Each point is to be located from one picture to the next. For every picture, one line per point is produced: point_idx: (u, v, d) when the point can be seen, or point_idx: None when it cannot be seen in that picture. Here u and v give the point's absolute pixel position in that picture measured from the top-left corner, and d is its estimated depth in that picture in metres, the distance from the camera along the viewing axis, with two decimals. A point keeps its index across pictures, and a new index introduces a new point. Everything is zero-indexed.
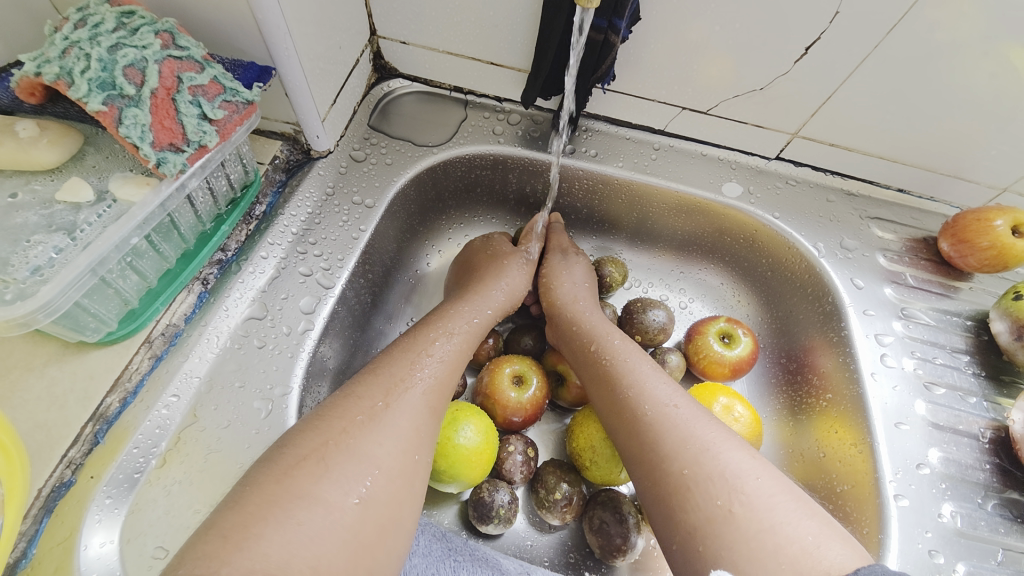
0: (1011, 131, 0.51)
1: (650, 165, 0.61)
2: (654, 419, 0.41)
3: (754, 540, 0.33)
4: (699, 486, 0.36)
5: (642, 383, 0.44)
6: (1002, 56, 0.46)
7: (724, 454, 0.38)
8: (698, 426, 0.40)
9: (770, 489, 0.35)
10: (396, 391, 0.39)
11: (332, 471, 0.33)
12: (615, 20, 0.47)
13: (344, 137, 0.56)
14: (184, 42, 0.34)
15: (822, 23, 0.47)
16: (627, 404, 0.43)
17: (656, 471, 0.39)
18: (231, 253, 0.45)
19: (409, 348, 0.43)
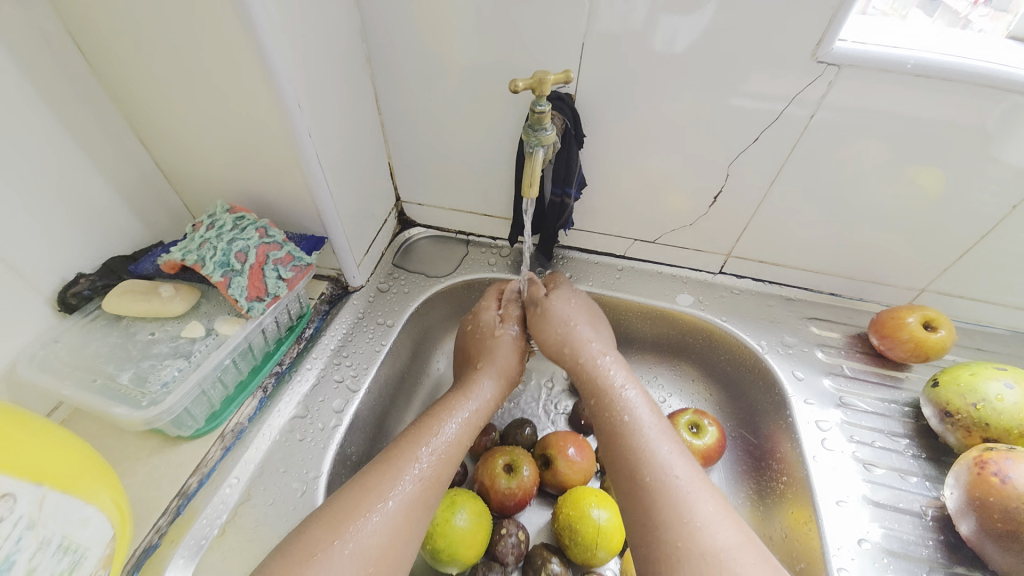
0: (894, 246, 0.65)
1: (615, 283, 0.76)
2: (659, 490, 0.48)
3: None
4: (691, 558, 0.44)
5: (651, 450, 0.51)
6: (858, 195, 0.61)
7: (716, 530, 0.45)
8: (697, 501, 0.47)
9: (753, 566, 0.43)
10: (394, 483, 0.49)
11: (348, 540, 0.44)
12: (566, 188, 0.65)
13: (373, 274, 0.73)
14: (272, 231, 0.53)
15: (720, 179, 0.64)
16: (637, 469, 0.51)
17: (651, 535, 0.46)
18: (285, 366, 0.59)
19: (416, 441, 0.53)
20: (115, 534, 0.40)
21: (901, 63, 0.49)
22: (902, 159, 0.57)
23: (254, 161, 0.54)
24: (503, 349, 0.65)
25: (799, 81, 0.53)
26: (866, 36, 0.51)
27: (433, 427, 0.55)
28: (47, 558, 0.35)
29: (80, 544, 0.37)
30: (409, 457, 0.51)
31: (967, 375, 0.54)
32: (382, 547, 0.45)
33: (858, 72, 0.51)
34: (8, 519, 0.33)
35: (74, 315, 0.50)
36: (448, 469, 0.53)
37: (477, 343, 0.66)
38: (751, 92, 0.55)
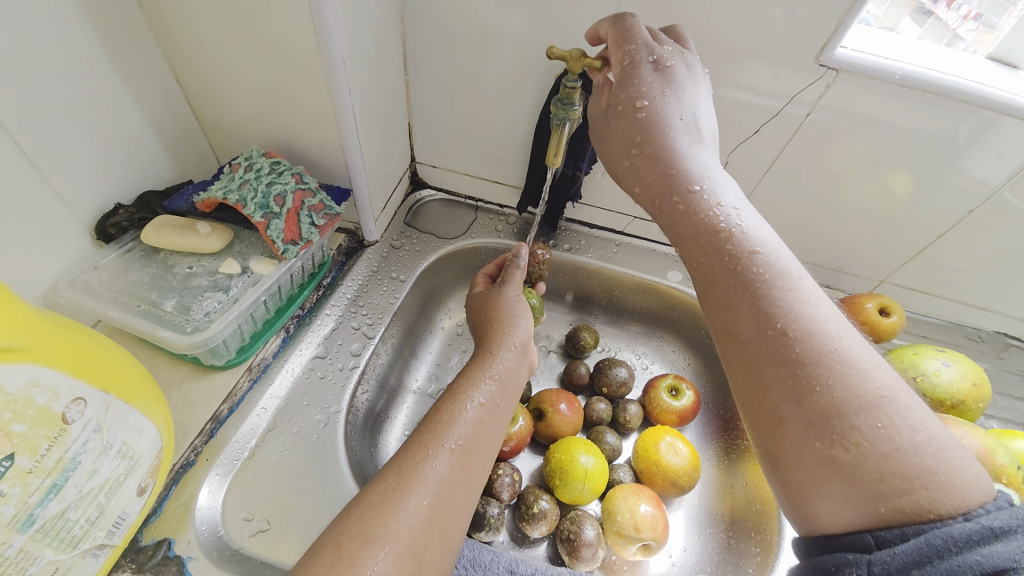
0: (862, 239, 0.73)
1: (613, 256, 0.81)
2: (769, 347, 0.39)
3: (857, 477, 0.35)
4: (799, 428, 0.37)
5: (753, 289, 0.40)
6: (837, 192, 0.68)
7: (856, 390, 0.36)
8: (829, 359, 0.37)
9: (904, 414, 0.36)
10: (435, 442, 0.44)
11: (404, 495, 0.40)
12: (579, 162, 0.69)
13: (386, 231, 0.77)
14: (307, 179, 0.56)
15: (719, 167, 0.70)
16: (734, 316, 0.41)
17: (756, 400, 0.40)
18: (306, 310, 0.63)
19: (455, 394, 0.48)
20: (162, 447, 0.43)
21: (890, 74, 0.55)
22: (884, 162, 0.64)
23: (290, 110, 0.56)
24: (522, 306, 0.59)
25: (800, 83, 0.59)
26: (865, 46, 0.56)
27: (473, 372, 0.51)
28: (107, 462, 0.38)
29: (136, 452, 0.40)
30: (458, 403, 0.47)
31: (911, 354, 0.62)
32: (438, 506, 0.41)
33: (852, 79, 0.57)
34: (79, 421, 0.36)
35: (109, 246, 0.52)
36: (495, 421, 0.48)
37: (498, 306, 0.59)
38: (759, 87, 0.60)
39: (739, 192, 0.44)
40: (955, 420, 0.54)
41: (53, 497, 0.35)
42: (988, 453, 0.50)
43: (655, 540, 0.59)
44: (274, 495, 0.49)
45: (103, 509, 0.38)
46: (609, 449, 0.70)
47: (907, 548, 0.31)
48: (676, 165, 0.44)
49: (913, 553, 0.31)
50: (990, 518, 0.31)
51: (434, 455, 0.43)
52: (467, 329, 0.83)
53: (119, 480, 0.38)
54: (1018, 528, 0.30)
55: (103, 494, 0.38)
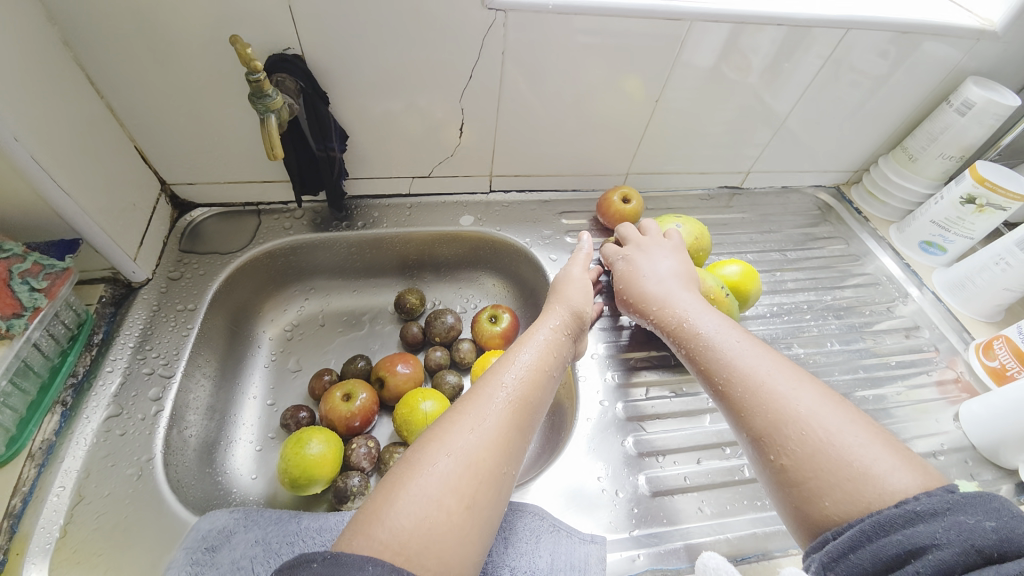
0: (597, 144, 0.86)
1: (407, 219, 0.86)
2: (724, 394, 0.53)
3: (804, 482, 0.44)
4: (764, 441, 0.48)
5: (709, 343, 0.57)
6: (560, 111, 0.79)
7: (784, 409, 0.48)
8: (767, 388, 0.50)
9: (827, 423, 0.46)
10: (515, 395, 0.50)
11: (477, 424, 0.46)
12: (329, 144, 0.72)
13: (159, 266, 0.72)
14: (6, 246, 0.51)
15: (459, 114, 0.76)
16: (712, 368, 0.55)
17: (740, 420, 0.51)
18: (82, 375, 0.59)
19: (508, 356, 0.56)
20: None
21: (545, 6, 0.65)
22: (583, 78, 0.75)
23: None
24: (580, 280, 0.68)
25: (483, 27, 0.66)
26: None
27: (531, 332, 0.59)
28: None
29: None
30: (511, 360, 0.54)
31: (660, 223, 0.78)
32: (502, 439, 0.46)
33: (522, 15, 0.65)
34: None
35: None
36: (545, 376, 0.55)
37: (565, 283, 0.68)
38: (453, 37, 0.66)
39: (706, 306, 0.61)
40: (694, 264, 0.70)
41: None
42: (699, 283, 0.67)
43: None
44: (103, 557, 0.49)
45: None
46: (449, 388, 0.78)
47: (847, 537, 0.39)
48: (661, 298, 0.64)
49: (851, 540, 0.39)
50: (918, 504, 0.38)
51: (501, 394, 0.50)
52: (295, 331, 0.84)
53: None
54: (943, 511, 0.37)
55: None
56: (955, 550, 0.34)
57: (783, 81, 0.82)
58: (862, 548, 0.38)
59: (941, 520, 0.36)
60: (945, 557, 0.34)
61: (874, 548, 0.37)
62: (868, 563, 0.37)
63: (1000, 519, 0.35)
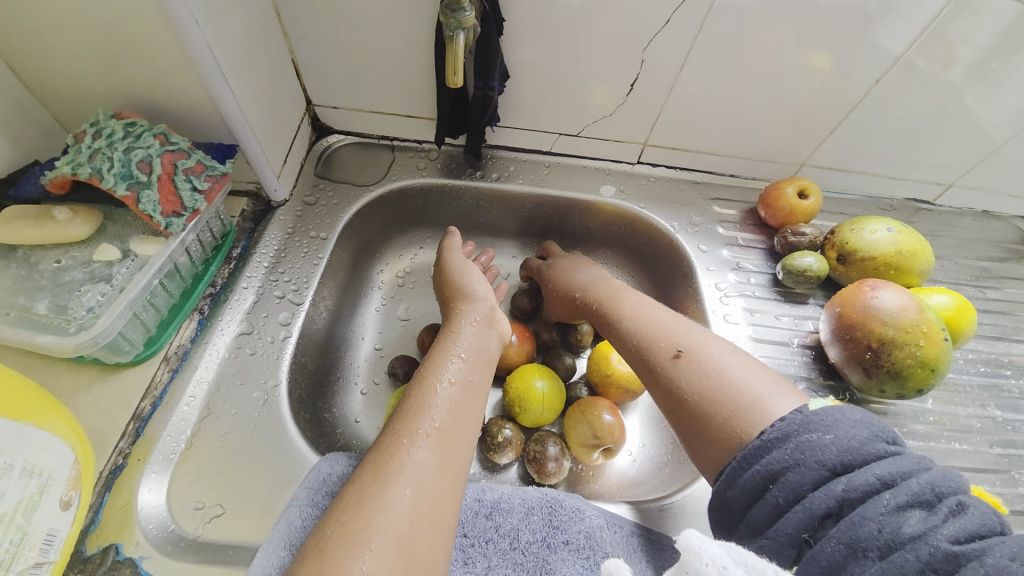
0: (780, 125, 0.73)
1: (544, 179, 0.78)
2: (632, 355, 0.54)
3: (705, 425, 0.44)
4: (670, 399, 0.48)
5: (628, 310, 0.58)
6: (754, 79, 0.67)
7: (682, 359, 0.49)
8: (656, 350, 0.51)
9: (719, 362, 0.47)
10: (432, 428, 0.44)
11: (395, 482, 0.40)
12: (490, 82, 0.64)
13: (296, 188, 0.70)
14: (174, 138, 0.48)
15: (635, 66, 0.66)
16: (624, 336, 0.56)
17: (649, 380, 0.51)
18: (219, 287, 0.58)
19: (425, 380, 0.49)
20: (76, 458, 0.40)
21: None
22: (800, 40, 0.62)
23: (134, 59, 0.48)
24: (477, 279, 0.63)
25: None
26: None
27: (444, 351, 0.53)
28: (13, 483, 0.35)
29: (44, 468, 0.37)
30: (428, 387, 0.48)
31: (862, 220, 0.67)
32: (430, 488, 0.41)
33: None
34: None
35: None
36: (471, 392, 0.49)
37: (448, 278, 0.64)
38: None
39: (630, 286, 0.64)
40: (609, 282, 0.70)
41: None
42: (916, 308, 0.55)
43: (614, 444, 0.63)
44: (223, 479, 0.47)
45: (25, 530, 0.36)
46: (564, 369, 0.72)
47: (738, 486, 0.40)
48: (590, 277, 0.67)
49: (742, 487, 0.39)
50: (771, 432, 0.40)
51: (422, 435, 0.44)
52: (408, 278, 0.80)
53: (34, 499, 0.36)
54: (790, 434, 0.38)
55: (21, 515, 0.35)
56: (805, 469, 0.37)
57: (982, 85, 0.65)
58: (737, 484, 0.40)
59: (790, 447, 0.38)
60: (800, 479, 0.37)
61: (745, 482, 0.39)
62: (747, 498, 0.39)
63: (831, 431, 0.37)
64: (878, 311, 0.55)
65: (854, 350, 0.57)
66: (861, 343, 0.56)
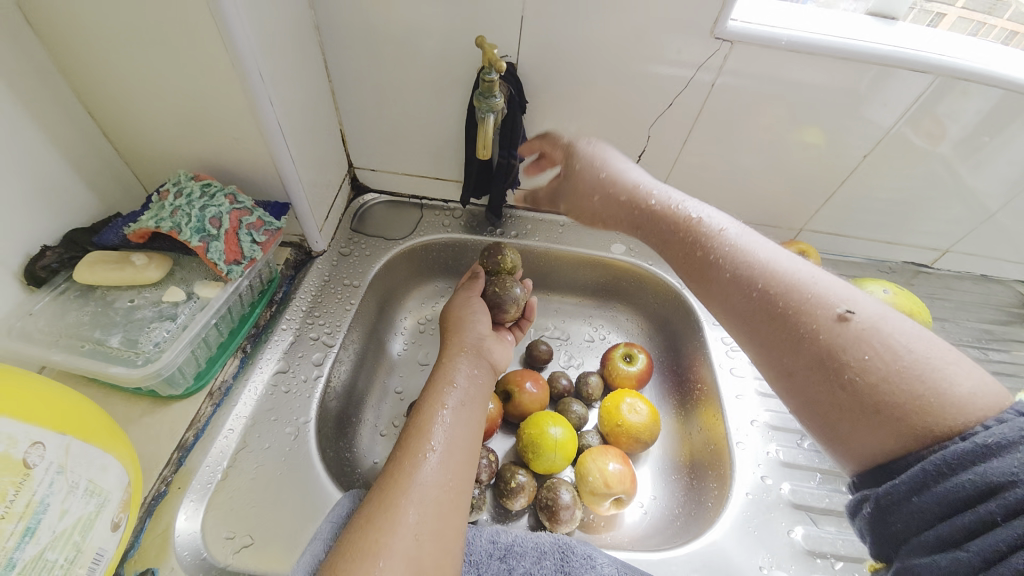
0: (777, 193, 0.80)
1: (559, 237, 0.85)
2: (759, 307, 0.43)
3: (870, 411, 0.36)
4: (814, 367, 0.40)
5: (740, 254, 0.46)
6: (750, 153, 0.74)
7: (840, 323, 0.39)
8: (813, 306, 0.41)
9: (897, 335, 0.38)
10: (436, 452, 0.48)
11: (405, 503, 0.44)
12: (513, 151, 0.72)
13: (333, 240, 0.77)
14: (241, 198, 0.56)
15: (643, 140, 0.74)
16: (740, 285, 0.45)
17: (782, 345, 0.42)
18: (261, 328, 0.63)
19: (427, 405, 0.53)
20: (129, 482, 0.42)
21: (777, 40, 0.61)
22: (790, 121, 0.70)
23: (213, 131, 0.56)
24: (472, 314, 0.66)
25: (702, 55, 0.63)
26: (753, 15, 0.62)
27: (440, 380, 0.56)
28: (76, 501, 0.37)
29: (103, 489, 0.39)
30: (430, 413, 0.52)
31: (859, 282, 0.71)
32: (436, 507, 0.45)
33: (747, 48, 0.62)
34: (41, 465, 0.35)
35: (42, 290, 0.50)
36: (469, 417, 0.53)
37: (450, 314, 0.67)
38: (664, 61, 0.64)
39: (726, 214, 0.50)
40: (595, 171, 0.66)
41: (28, 540, 0.34)
42: None
43: (625, 493, 0.64)
44: (254, 510, 0.50)
45: (80, 547, 0.37)
46: (576, 418, 0.74)
47: (906, 477, 0.34)
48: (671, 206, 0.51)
49: (911, 480, 0.34)
50: (987, 435, 0.32)
51: (426, 457, 0.48)
52: (428, 325, 0.84)
53: (91, 518, 0.38)
54: (1019, 441, 0.31)
55: (77, 532, 0.37)
56: None
57: (978, 156, 0.71)
58: (926, 490, 0.33)
59: (1020, 451, 0.30)
60: None
61: (939, 490, 0.32)
62: (934, 505, 0.32)
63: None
64: None
65: None
66: None
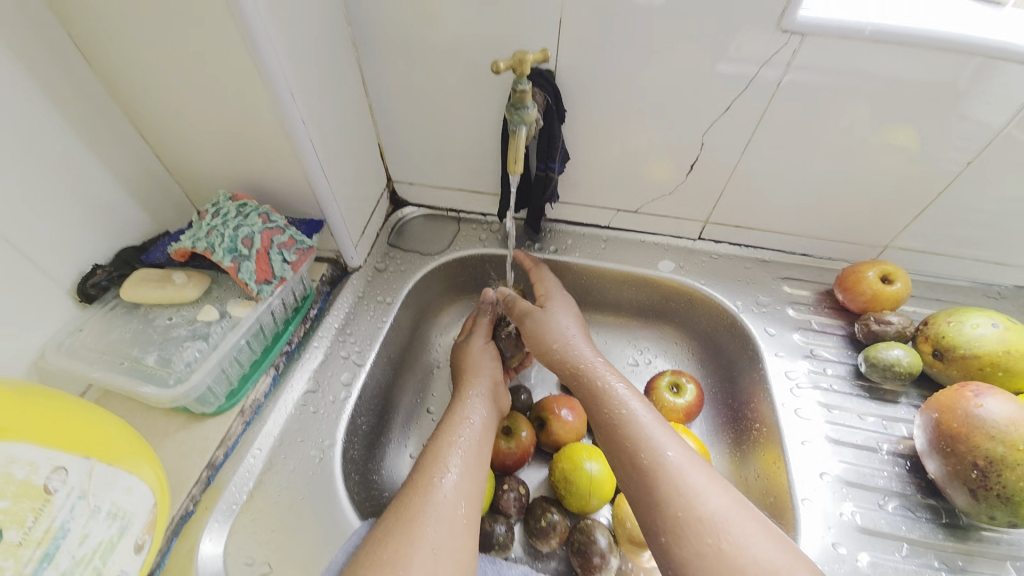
0: (856, 205, 0.70)
1: (602, 252, 0.80)
2: (653, 494, 0.47)
3: (737, 568, 0.41)
4: (691, 527, 0.44)
5: (644, 431, 0.51)
6: (824, 157, 0.65)
7: (696, 468, 0.48)
8: (661, 432, 0.51)
9: (752, 519, 0.44)
10: (456, 477, 0.48)
11: (422, 527, 0.44)
12: (551, 163, 0.68)
13: (370, 255, 0.76)
14: (274, 217, 0.56)
15: (696, 148, 0.67)
16: (639, 461, 0.49)
17: (677, 550, 0.44)
18: (295, 345, 0.64)
19: (448, 430, 0.54)
20: (155, 503, 0.43)
21: (860, 30, 0.53)
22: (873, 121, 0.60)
23: (251, 152, 0.57)
24: (483, 352, 0.64)
25: (766, 49, 0.56)
26: (829, 5, 0.54)
27: (460, 408, 0.56)
28: (97, 525, 0.38)
29: (127, 511, 0.40)
30: (449, 439, 0.52)
31: (960, 313, 0.60)
32: (452, 534, 0.44)
33: (820, 42, 0.54)
34: (62, 490, 0.36)
35: (92, 306, 0.53)
36: (486, 443, 0.54)
37: (461, 357, 0.65)
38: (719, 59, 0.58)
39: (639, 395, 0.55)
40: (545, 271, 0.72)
41: (46, 566, 0.35)
42: None
43: None
44: (275, 535, 0.50)
45: (100, 571, 0.38)
46: None
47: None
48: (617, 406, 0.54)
49: None
50: None
51: (444, 480, 0.48)
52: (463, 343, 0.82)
53: (113, 542, 0.38)
54: None
55: (98, 556, 0.37)
56: None
57: None
58: None
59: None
60: None
61: None
62: None
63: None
64: (986, 423, 0.48)
65: (958, 467, 0.50)
66: (966, 459, 0.49)
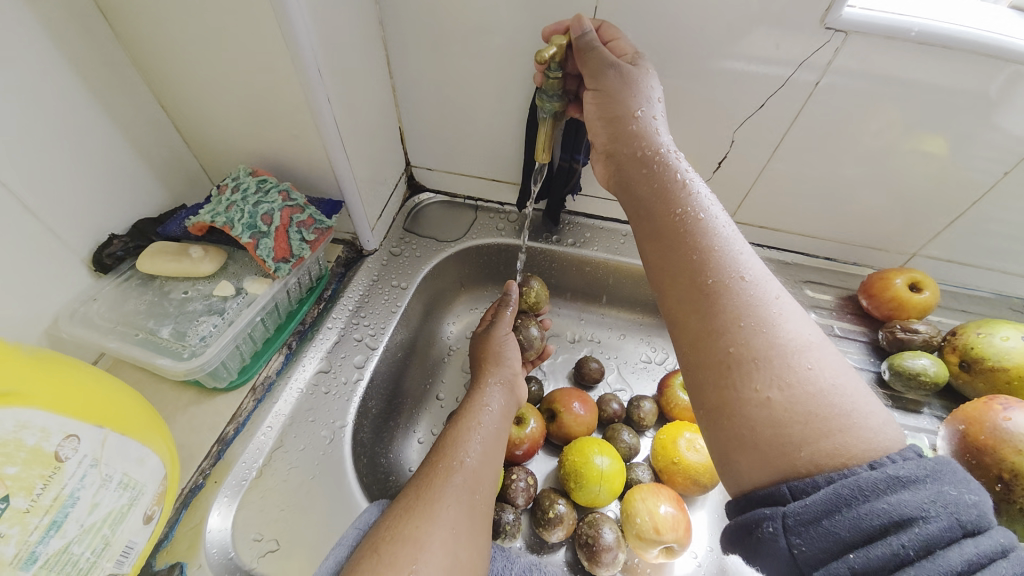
0: (887, 210, 0.68)
1: (620, 247, 0.78)
2: (699, 280, 0.40)
3: (793, 420, 0.33)
4: (746, 371, 0.36)
5: (715, 248, 0.41)
6: (857, 162, 0.63)
7: (777, 321, 0.37)
8: (731, 258, 0.40)
9: (831, 366, 0.35)
10: (472, 461, 0.48)
11: (438, 506, 0.43)
12: (575, 155, 0.67)
13: (386, 239, 0.75)
14: (294, 195, 0.55)
15: (724, 146, 0.65)
16: (703, 263, 0.40)
17: (715, 385, 0.37)
18: (307, 325, 0.63)
19: (469, 418, 0.53)
20: (166, 475, 0.42)
21: (906, 30, 0.50)
22: (911, 125, 0.58)
23: (273, 128, 0.56)
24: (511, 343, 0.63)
25: (806, 47, 0.54)
26: (873, 2, 0.51)
27: (481, 396, 0.56)
28: (108, 495, 0.37)
29: (137, 482, 0.39)
30: (468, 425, 0.52)
31: (989, 326, 0.59)
32: (464, 516, 0.44)
33: (864, 41, 0.52)
34: (73, 458, 0.36)
35: (108, 275, 0.53)
36: (503, 432, 0.54)
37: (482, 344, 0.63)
38: (755, 56, 0.56)
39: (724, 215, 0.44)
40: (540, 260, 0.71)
41: (54, 533, 0.34)
42: None
43: (677, 542, 0.57)
44: (283, 514, 0.49)
45: (108, 540, 0.37)
46: (626, 447, 0.67)
47: (816, 499, 0.31)
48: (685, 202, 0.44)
49: (822, 503, 0.30)
50: (898, 467, 0.30)
51: (460, 463, 0.47)
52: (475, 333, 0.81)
53: (122, 511, 0.38)
54: (925, 478, 0.29)
55: (107, 525, 0.37)
56: (944, 524, 0.28)
57: None
58: (835, 517, 0.30)
59: (926, 487, 0.29)
60: (934, 532, 0.28)
61: (852, 516, 0.29)
62: (845, 532, 0.29)
63: (972, 489, 0.29)
64: (1013, 437, 0.46)
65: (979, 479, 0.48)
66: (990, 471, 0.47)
